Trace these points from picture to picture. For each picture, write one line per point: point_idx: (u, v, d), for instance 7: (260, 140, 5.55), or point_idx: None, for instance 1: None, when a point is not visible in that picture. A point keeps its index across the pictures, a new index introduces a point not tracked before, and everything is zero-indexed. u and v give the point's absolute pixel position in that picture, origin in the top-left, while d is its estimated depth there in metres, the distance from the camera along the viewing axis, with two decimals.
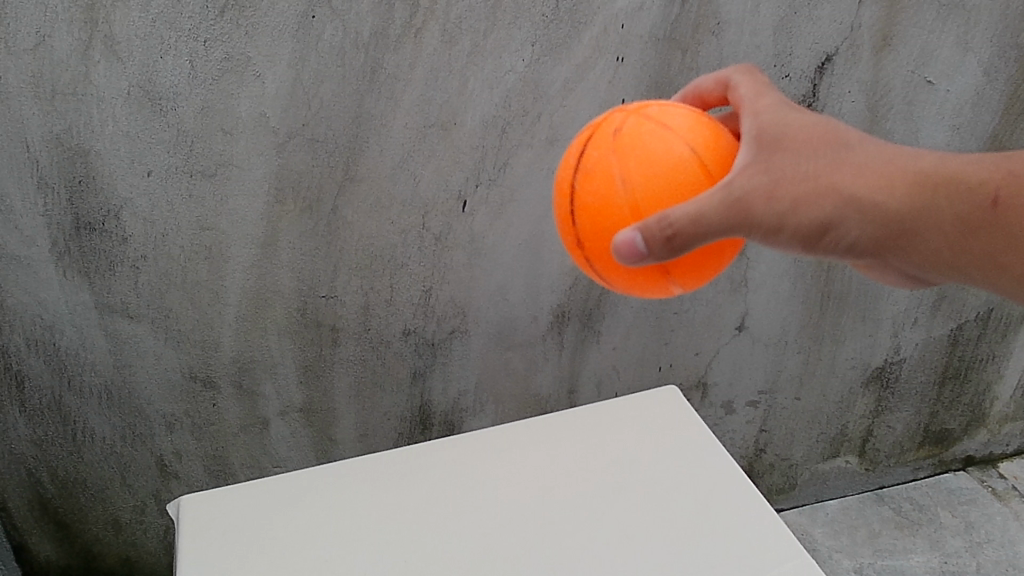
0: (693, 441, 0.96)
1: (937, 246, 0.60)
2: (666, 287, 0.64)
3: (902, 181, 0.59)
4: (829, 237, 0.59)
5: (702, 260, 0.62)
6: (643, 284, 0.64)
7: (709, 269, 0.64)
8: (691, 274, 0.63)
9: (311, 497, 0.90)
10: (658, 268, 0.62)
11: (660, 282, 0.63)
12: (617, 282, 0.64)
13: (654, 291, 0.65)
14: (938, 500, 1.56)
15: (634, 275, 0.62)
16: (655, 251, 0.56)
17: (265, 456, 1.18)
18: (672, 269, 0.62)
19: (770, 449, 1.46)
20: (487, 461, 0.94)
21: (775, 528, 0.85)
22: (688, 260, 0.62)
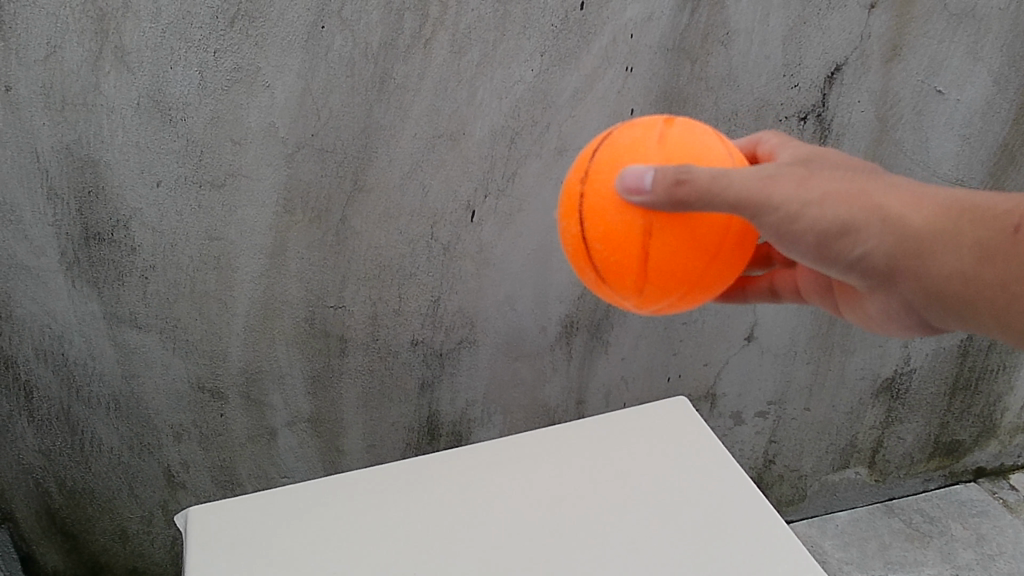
0: (704, 454, 0.95)
1: (951, 270, 0.59)
2: (633, 271, 0.61)
3: (930, 202, 0.60)
4: (846, 240, 0.59)
5: (681, 254, 0.60)
6: (614, 253, 0.60)
7: (680, 277, 0.61)
8: (664, 267, 0.60)
9: (320, 509, 0.90)
10: (639, 233, 0.59)
11: (632, 258, 0.60)
12: (590, 243, 0.61)
13: (618, 276, 0.62)
14: (949, 511, 1.55)
15: (613, 233, 0.60)
16: (658, 188, 0.56)
17: (273, 467, 1.18)
18: (651, 244, 0.59)
19: (779, 460, 1.45)
20: (495, 473, 0.93)
21: (786, 541, 0.85)
22: (668, 240, 0.59)
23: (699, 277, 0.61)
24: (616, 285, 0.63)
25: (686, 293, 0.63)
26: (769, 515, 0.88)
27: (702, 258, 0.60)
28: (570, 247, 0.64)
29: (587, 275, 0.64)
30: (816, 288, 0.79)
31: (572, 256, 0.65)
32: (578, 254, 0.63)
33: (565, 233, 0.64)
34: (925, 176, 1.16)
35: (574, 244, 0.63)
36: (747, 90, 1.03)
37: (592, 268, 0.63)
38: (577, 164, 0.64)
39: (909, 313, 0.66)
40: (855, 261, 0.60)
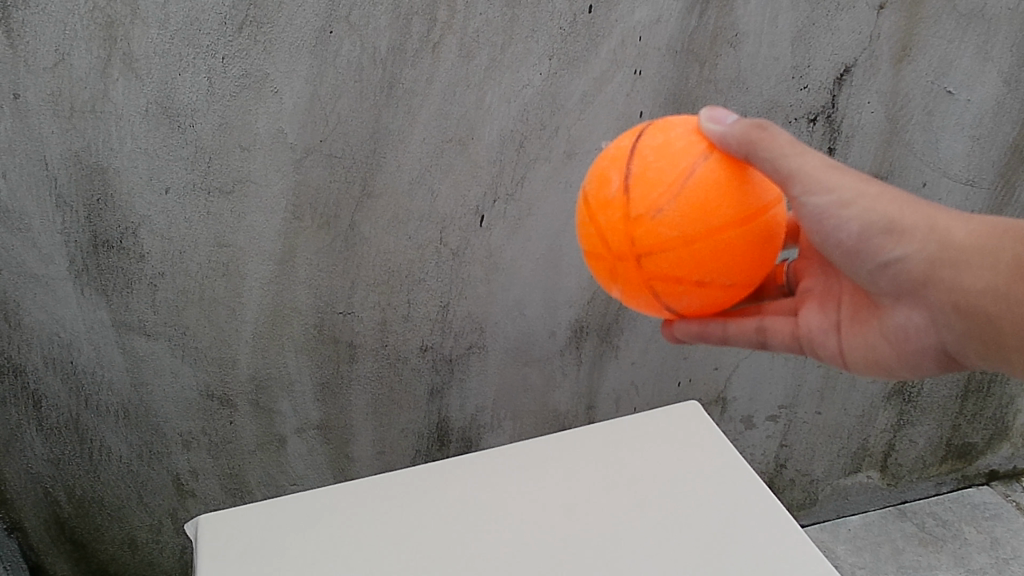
0: (718, 459, 0.94)
1: (982, 285, 0.60)
2: (665, 181, 0.59)
3: (979, 223, 0.62)
4: (886, 237, 0.62)
5: (719, 192, 0.59)
6: (658, 160, 0.60)
7: (702, 215, 0.58)
8: (697, 193, 0.58)
9: (330, 517, 0.89)
10: (696, 153, 0.60)
11: (674, 170, 0.59)
12: (636, 152, 0.61)
13: (644, 184, 0.59)
14: (962, 515, 1.53)
15: (668, 147, 0.61)
16: (736, 123, 0.61)
17: (282, 474, 1.17)
18: (701, 166, 0.59)
19: (790, 465, 1.44)
20: (506, 480, 0.93)
21: (801, 546, 0.84)
22: (716, 173, 0.60)
23: (717, 230, 0.58)
24: (636, 196, 0.59)
25: (695, 240, 0.58)
26: (783, 521, 0.87)
27: (730, 215, 0.59)
28: (607, 162, 0.63)
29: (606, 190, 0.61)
30: (818, 327, 0.76)
31: (600, 175, 0.63)
32: (614, 162, 0.62)
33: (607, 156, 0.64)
34: (935, 177, 1.15)
35: (616, 156, 0.62)
36: (756, 92, 1.03)
37: (621, 176, 0.60)
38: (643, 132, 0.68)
39: (931, 336, 0.66)
40: (891, 262, 0.63)
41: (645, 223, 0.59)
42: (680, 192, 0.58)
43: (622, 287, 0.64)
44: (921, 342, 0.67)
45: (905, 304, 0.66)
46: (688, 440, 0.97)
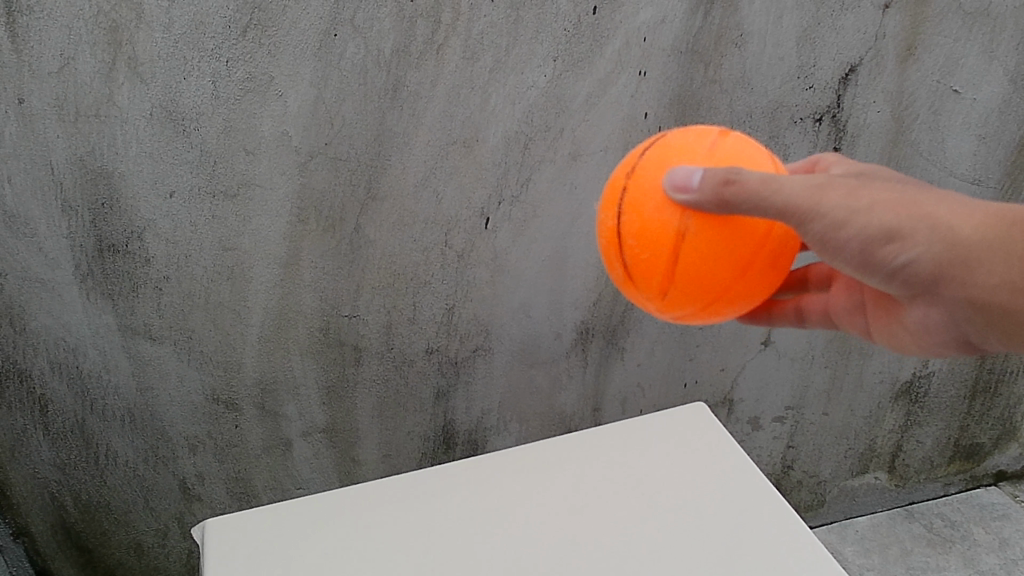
0: (725, 461, 0.94)
1: (997, 279, 0.59)
2: (660, 267, 0.61)
3: (983, 213, 0.59)
4: (891, 248, 0.58)
5: (711, 259, 0.60)
6: (646, 245, 0.61)
7: (706, 283, 0.61)
8: (690, 270, 0.60)
9: (338, 521, 0.89)
10: (675, 228, 0.59)
11: (664, 254, 0.60)
12: (626, 232, 0.62)
13: (644, 270, 0.62)
14: (970, 516, 1.53)
15: (648, 226, 0.60)
16: (704, 187, 0.57)
17: (288, 478, 1.17)
18: (685, 243, 0.59)
19: (797, 466, 1.43)
20: (513, 483, 0.92)
21: (811, 548, 0.83)
22: (700, 242, 0.59)
23: (725, 285, 0.61)
24: (643, 278, 0.63)
25: (709, 300, 0.62)
26: (791, 523, 0.86)
27: (727, 270, 0.60)
28: (608, 235, 0.65)
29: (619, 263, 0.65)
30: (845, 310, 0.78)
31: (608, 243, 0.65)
32: (613, 241, 0.64)
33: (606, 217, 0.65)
34: (942, 177, 1.15)
35: (612, 232, 0.64)
36: (761, 92, 1.02)
37: (623, 258, 0.63)
38: (630, 161, 0.65)
39: (949, 328, 0.65)
40: (898, 268, 0.60)
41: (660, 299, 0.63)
42: (677, 274, 0.61)
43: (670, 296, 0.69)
44: (941, 330, 0.66)
45: (919, 301, 0.64)
46: (696, 442, 0.97)
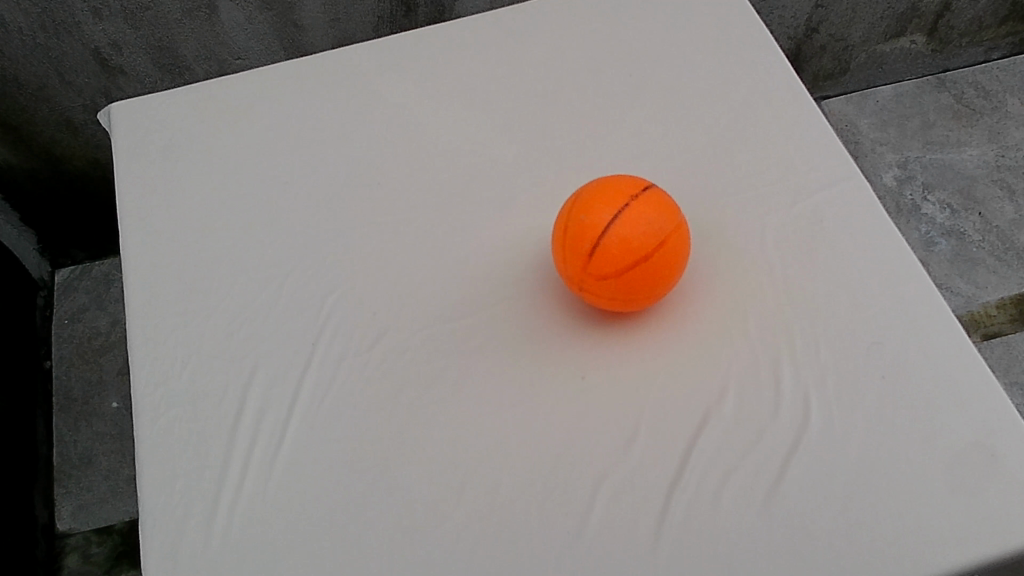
0: (724, 43, 0.80)
1: None
2: (606, 270, 0.58)
3: None
4: None
5: (650, 282, 0.59)
6: (623, 244, 0.58)
7: (615, 297, 0.60)
8: (626, 285, 0.59)
9: (265, 105, 0.80)
10: (656, 247, 0.58)
11: (635, 256, 0.58)
12: (614, 219, 0.58)
13: (601, 258, 0.58)
14: (1009, 85, 1.33)
15: (639, 234, 0.58)
16: None
17: (222, 48, 1.01)
18: (652, 261, 0.58)
19: (824, 29, 1.24)
20: (476, 58, 0.82)
21: (810, 130, 0.73)
22: (658, 267, 0.59)
23: (627, 304, 0.61)
24: (585, 260, 0.59)
25: (598, 301, 0.61)
26: (785, 118, 0.74)
27: (655, 285, 0.60)
28: (573, 226, 0.59)
29: (567, 244, 0.60)
30: None
31: (569, 221, 0.60)
32: (588, 233, 0.58)
33: (579, 209, 0.59)
34: None
35: (588, 231, 0.58)
36: None
37: (587, 239, 0.58)
38: (623, 182, 0.60)
39: None
40: None
41: (577, 276, 0.60)
42: (617, 282, 0.59)
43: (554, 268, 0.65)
44: None
45: None
46: (691, 20, 0.82)
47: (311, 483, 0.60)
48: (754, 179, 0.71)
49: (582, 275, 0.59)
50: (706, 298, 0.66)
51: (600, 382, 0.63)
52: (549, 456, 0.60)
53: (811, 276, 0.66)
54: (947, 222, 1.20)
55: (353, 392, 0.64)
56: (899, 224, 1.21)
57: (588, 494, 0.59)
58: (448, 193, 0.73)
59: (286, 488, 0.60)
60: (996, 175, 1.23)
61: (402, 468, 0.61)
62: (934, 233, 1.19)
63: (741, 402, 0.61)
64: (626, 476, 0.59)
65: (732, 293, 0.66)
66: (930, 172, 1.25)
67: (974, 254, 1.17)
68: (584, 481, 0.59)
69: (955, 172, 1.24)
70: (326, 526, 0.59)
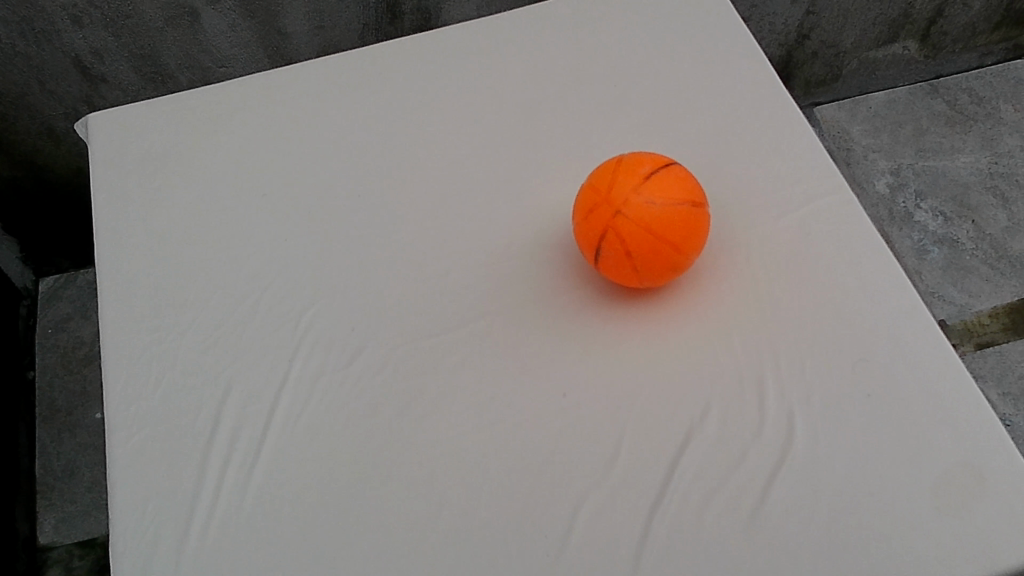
0: (710, 53, 0.79)
1: None
2: (660, 192, 0.58)
3: None
4: None
5: (685, 231, 0.59)
6: (679, 182, 0.60)
7: (651, 227, 0.58)
8: (669, 218, 0.58)
9: (244, 115, 0.78)
10: (700, 203, 0.60)
11: (685, 196, 0.59)
12: (673, 164, 0.61)
13: (655, 183, 0.59)
14: (1002, 91, 1.32)
15: (691, 185, 0.60)
16: None
17: (205, 56, 1.00)
18: (695, 211, 0.60)
19: (815, 35, 1.23)
20: (458, 68, 0.80)
21: (795, 142, 0.72)
22: (696, 223, 0.59)
23: (655, 247, 0.59)
24: (640, 180, 0.59)
25: (630, 234, 0.58)
26: (771, 129, 0.73)
27: (685, 239, 0.59)
28: (632, 158, 0.61)
29: (622, 168, 0.60)
30: None
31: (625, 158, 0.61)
32: (652, 158, 0.60)
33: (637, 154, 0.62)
34: None
35: (649, 161, 0.60)
36: None
37: (648, 165, 0.60)
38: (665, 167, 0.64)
39: None
40: None
41: (623, 194, 0.58)
42: (665, 208, 0.58)
43: (571, 217, 0.62)
44: None
45: None
46: (677, 29, 0.81)
47: (284, 506, 0.59)
48: (739, 191, 0.70)
49: (631, 192, 0.58)
50: (690, 313, 0.65)
51: (581, 400, 0.61)
52: (528, 475, 0.59)
53: (797, 291, 0.65)
54: (940, 229, 1.19)
55: (329, 411, 0.63)
56: (892, 232, 1.19)
57: (568, 517, 0.57)
58: (428, 206, 0.72)
59: (259, 509, 0.59)
60: (989, 182, 1.22)
61: (378, 488, 0.59)
62: (926, 241, 1.18)
63: (724, 421, 0.60)
64: (607, 497, 0.58)
65: (716, 308, 0.65)
66: (922, 179, 1.24)
67: (967, 262, 1.15)
68: (564, 503, 0.58)
69: (948, 179, 1.23)
70: (301, 551, 0.57)
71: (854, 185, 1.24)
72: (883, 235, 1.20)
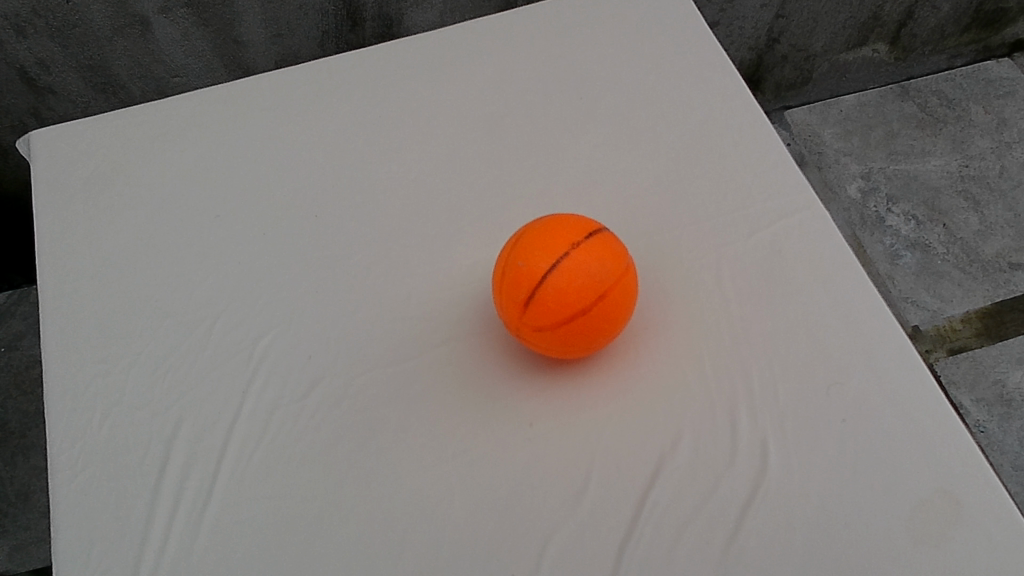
0: (678, 65, 0.77)
1: None
2: (541, 321, 0.55)
3: None
4: None
5: (588, 335, 0.56)
6: (560, 297, 0.55)
7: (551, 347, 0.57)
8: (564, 338, 0.56)
9: (196, 133, 0.76)
10: (595, 300, 0.55)
11: (572, 310, 0.55)
12: (553, 268, 0.55)
13: (536, 310, 0.55)
14: (972, 93, 1.31)
15: (579, 287, 0.55)
16: None
17: (158, 66, 0.96)
18: (591, 314, 0.55)
19: (785, 39, 1.22)
20: (419, 81, 0.78)
21: (765, 157, 0.71)
22: (598, 322, 0.56)
23: (566, 353, 0.58)
24: (521, 310, 0.56)
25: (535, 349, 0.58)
26: (741, 144, 0.72)
27: (591, 340, 0.57)
28: (511, 272, 0.56)
29: (504, 289, 0.56)
30: None
31: (508, 264, 0.57)
32: (524, 282, 0.55)
33: (518, 254, 0.56)
34: None
35: (525, 279, 0.55)
36: None
37: (523, 287, 0.55)
38: (567, 229, 0.56)
39: None
40: None
41: (513, 324, 0.57)
42: (553, 335, 0.56)
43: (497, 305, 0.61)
44: None
45: None
46: (643, 40, 0.79)
47: (239, 547, 0.56)
48: (707, 209, 0.68)
49: (517, 324, 0.56)
50: (659, 337, 0.63)
51: (546, 432, 0.59)
52: (494, 510, 0.57)
53: (768, 313, 0.63)
54: (912, 234, 1.18)
55: (286, 446, 0.60)
56: (864, 237, 1.18)
57: (535, 553, 0.55)
58: (388, 226, 0.69)
59: (212, 552, 0.56)
60: (961, 185, 1.22)
61: (338, 526, 0.57)
62: (899, 246, 1.17)
63: (695, 449, 0.58)
64: (575, 532, 0.55)
65: (686, 332, 0.63)
66: (894, 183, 1.23)
67: (939, 267, 1.15)
68: (531, 539, 0.55)
69: (920, 182, 1.22)
70: None
71: (826, 191, 1.23)
72: (855, 240, 1.18)
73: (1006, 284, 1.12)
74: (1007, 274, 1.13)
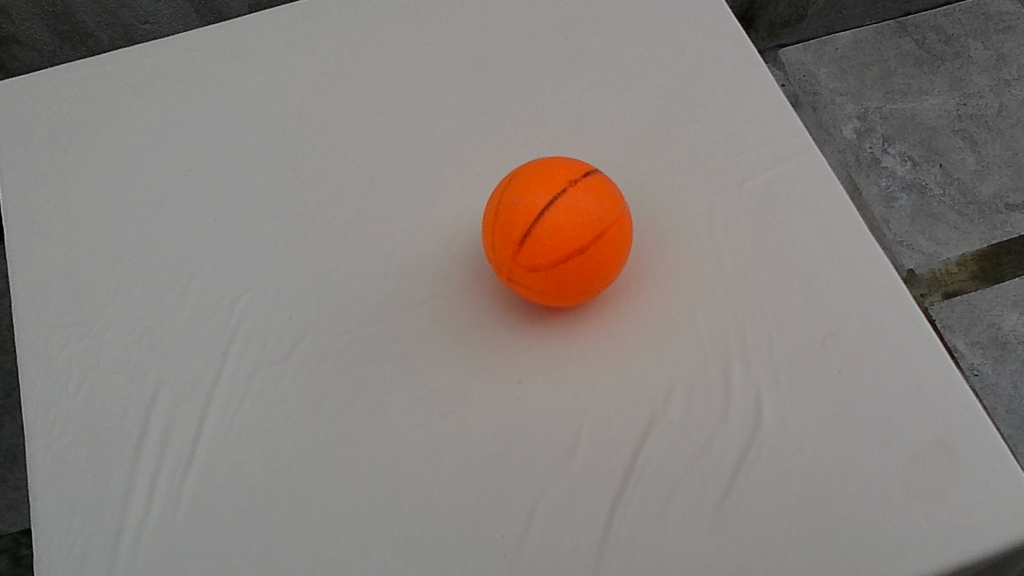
0: (667, 4, 0.74)
1: None
2: (536, 260, 0.53)
3: None
4: None
5: (584, 276, 0.54)
6: (558, 234, 0.52)
7: (544, 290, 0.55)
8: (559, 278, 0.54)
9: (165, 84, 0.73)
10: (593, 239, 0.53)
11: (570, 249, 0.53)
12: (550, 204, 0.52)
13: (532, 248, 0.53)
14: (971, 29, 1.28)
15: (577, 224, 0.52)
16: None
17: (126, 12, 0.92)
18: (588, 254, 0.53)
19: None
20: (397, 25, 0.75)
21: (757, 100, 0.68)
22: (594, 263, 0.54)
23: (559, 298, 0.56)
24: (516, 249, 0.53)
25: (527, 293, 0.56)
26: (733, 86, 0.69)
27: (586, 284, 0.55)
28: (506, 210, 0.54)
29: (497, 228, 0.54)
30: None
31: (502, 203, 0.54)
32: (520, 219, 0.52)
33: (513, 191, 0.54)
34: None
35: (521, 217, 0.53)
36: None
37: (519, 225, 0.53)
38: (565, 168, 0.54)
39: None
40: None
41: (506, 264, 0.54)
42: (549, 275, 0.53)
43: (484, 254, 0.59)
44: None
45: None
46: None
47: (222, 514, 0.55)
48: (697, 156, 0.66)
49: (511, 265, 0.54)
50: (650, 290, 0.61)
51: (536, 388, 0.58)
52: (482, 471, 0.55)
53: (763, 263, 0.61)
54: (908, 175, 1.15)
55: (267, 409, 0.58)
56: (859, 180, 1.16)
57: (524, 513, 0.54)
58: (368, 178, 0.67)
59: (195, 518, 0.55)
60: (958, 125, 1.19)
61: (322, 490, 0.55)
62: (894, 188, 1.15)
63: (688, 405, 0.57)
64: (565, 492, 0.54)
65: (677, 285, 0.61)
66: (891, 123, 1.20)
67: (935, 210, 1.12)
68: (521, 499, 0.54)
69: (916, 122, 1.19)
70: (240, 560, 0.53)
71: (821, 131, 1.20)
72: (851, 182, 1.16)
73: (1002, 225, 1.10)
74: (1004, 215, 1.11)
